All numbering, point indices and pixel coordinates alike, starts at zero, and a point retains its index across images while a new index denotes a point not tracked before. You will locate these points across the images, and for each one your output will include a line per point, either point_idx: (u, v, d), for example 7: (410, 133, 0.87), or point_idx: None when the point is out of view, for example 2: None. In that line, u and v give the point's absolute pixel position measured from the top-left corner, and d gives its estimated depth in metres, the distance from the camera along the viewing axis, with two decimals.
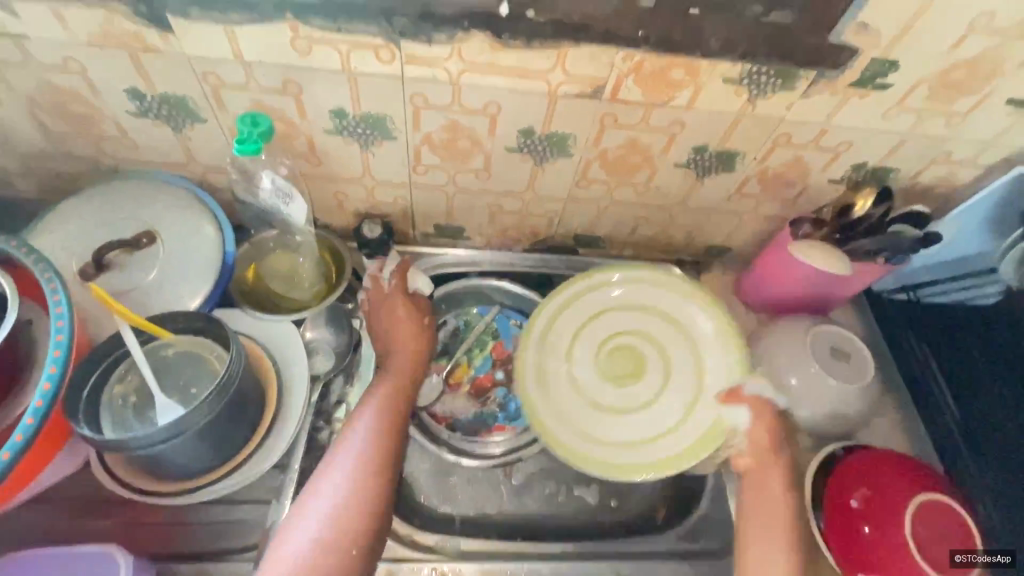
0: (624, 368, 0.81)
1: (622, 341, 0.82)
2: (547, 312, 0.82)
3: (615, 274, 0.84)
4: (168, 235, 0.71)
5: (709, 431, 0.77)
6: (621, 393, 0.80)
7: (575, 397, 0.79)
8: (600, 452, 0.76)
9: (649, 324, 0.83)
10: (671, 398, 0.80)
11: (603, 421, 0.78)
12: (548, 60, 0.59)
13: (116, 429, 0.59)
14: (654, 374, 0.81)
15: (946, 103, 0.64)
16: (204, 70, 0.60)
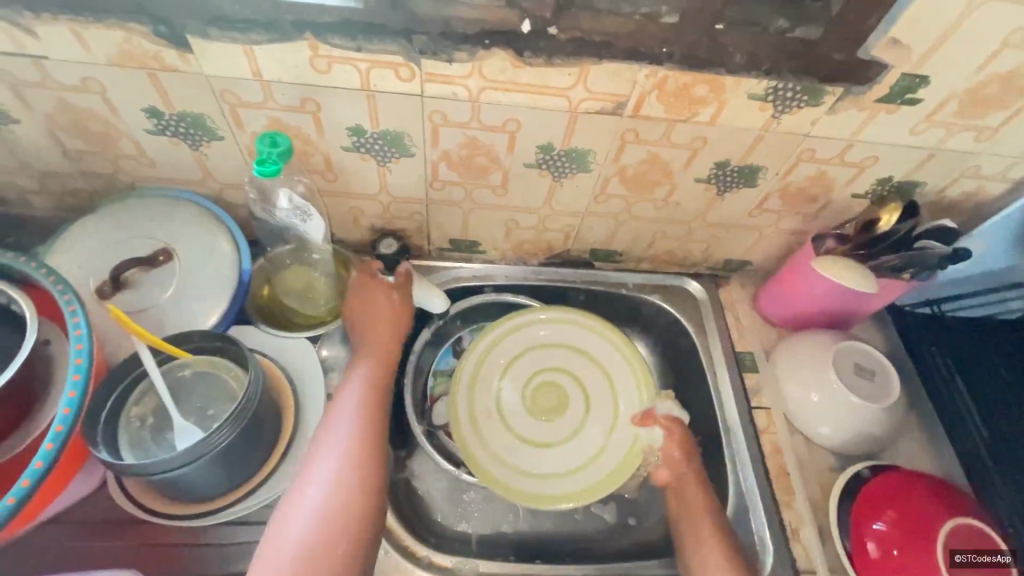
0: (550, 401, 0.82)
1: (549, 375, 0.83)
2: (475, 350, 0.83)
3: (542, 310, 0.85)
4: (185, 252, 0.70)
5: (629, 459, 0.77)
6: (549, 425, 0.81)
7: (506, 432, 0.79)
8: (532, 486, 0.76)
9: (577, 359, 0.84)
10: (593, 431, 0.80)
11: (531, 452, 0.79)
12: (570, 77, 0.58)
13: (134, 452, 0.58)
14: (578, 407, 0.82)
15: (976, 118, 0.62)
16: (223, 89, 0.60)
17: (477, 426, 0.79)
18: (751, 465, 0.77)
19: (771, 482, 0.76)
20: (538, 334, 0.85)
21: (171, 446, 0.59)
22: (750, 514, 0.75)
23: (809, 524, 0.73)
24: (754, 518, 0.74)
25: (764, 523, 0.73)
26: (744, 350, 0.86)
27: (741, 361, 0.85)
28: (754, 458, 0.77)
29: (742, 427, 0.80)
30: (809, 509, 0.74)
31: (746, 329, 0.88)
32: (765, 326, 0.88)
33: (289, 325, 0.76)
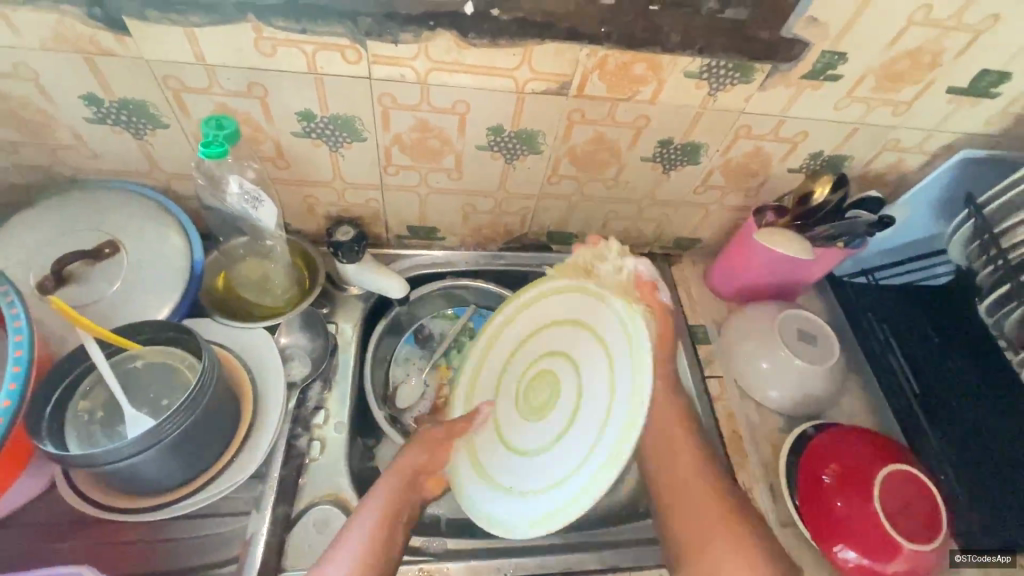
0: (546, 394, 0.69)
1: (540, 367, 0.71)
2: (479, 349, 0.80)
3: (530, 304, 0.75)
4: (132, 244, 0.69)
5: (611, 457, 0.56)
6: (541, 424, 0.67)
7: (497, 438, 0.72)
8: (503, 507, 0.65)
9: (565, 341, 0.70)
10: (584, 425, 0.61)
11: (515, 463, 0.67)
12: (515, 57, 0.60)
13: (83, 446, 0.57)
14: (566, 400, 0.66)
15: (891, 93, 0.67)
16: (165, 74, 0.59)
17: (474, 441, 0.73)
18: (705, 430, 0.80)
19: (725, 446, 0.80)
20: (539, 320, 0.74)
21: (122, 437, 0.57)
22: None
23: (761, 483, 0.77)
24: None
25: None
26: (697, 324, 0.90)
27: (693, 334, 0.89)
28: (709, 424, 0.81)
29: (697, 396, 0.83)
30: (761, 469, 0.78)
31: (698, 304, 0.92)
32: (716, 300, 0.92)
33: (246, 316, 0.75)
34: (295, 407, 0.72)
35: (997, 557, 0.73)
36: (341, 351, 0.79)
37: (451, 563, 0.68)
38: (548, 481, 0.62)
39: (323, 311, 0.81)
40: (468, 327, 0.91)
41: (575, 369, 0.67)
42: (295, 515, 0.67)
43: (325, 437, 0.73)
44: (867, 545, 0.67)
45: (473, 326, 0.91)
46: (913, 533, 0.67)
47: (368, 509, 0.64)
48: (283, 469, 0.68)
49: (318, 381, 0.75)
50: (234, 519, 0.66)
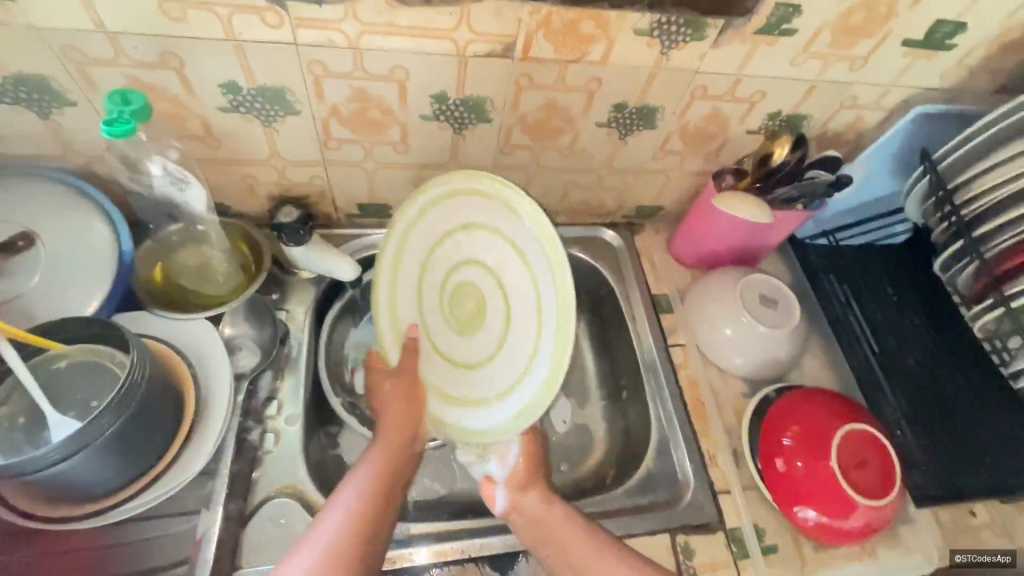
0: (447, 297, 0.72)
1: (461, 274, 0.71)
2: (384, 283, 0.71)
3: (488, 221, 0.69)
4: (50, 235, 0.64)
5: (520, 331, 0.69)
6: (477, 337, 0.72)
7: (437, 358, 0.72)
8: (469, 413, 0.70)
9: (490, 250, 0.69)
10: (519, 324, 0.68)
11: (484, 370, 0.71)
12: (451, 17, 0.56)
13: (4, 455, 0.52)
14: (496, 306, 0.70)
15: (849, 47, 0.65)
16: (64, 44, 0.53)
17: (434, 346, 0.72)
18: (670, 398, 0.80)
19: (688, 413, 0.80)
20: (449, 222, 0.70)
21: (48, 442, 0.53)
22: (673, 446, 0.78)
23: (725, 448, 0.78)
24: (676, 450, 0.77)
25: (685, 453, 0.77)
26: (660, 293, 0.89)
27: (657, 303, 0.88)
28: (674, 394, 0.80)
29: (664, 365, 0.82)
30: (724, 435, 0.79)
31: (662, 272, 0.91)
32: (679, 268, 0.91)
33: (188, 307, 0.71)
34: (244, 399, 0.69)
35: (998, 557, 0.74)
36: (294, 340, 0.76)
37: (416, 547, 0.66)
38: (505, 384, 0.68)
39: (272, 298, 0.78)
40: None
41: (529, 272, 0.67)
42: (249, 510, 0.65)
43: (279, 429, 0.70)
44: (824, 503, 0.68)
45: None
46: (869, 488, 0.68)
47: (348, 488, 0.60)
48: (234, 464, 0.65)
49: (269, 370, 0.72)
50: (185, 518, 0.63)
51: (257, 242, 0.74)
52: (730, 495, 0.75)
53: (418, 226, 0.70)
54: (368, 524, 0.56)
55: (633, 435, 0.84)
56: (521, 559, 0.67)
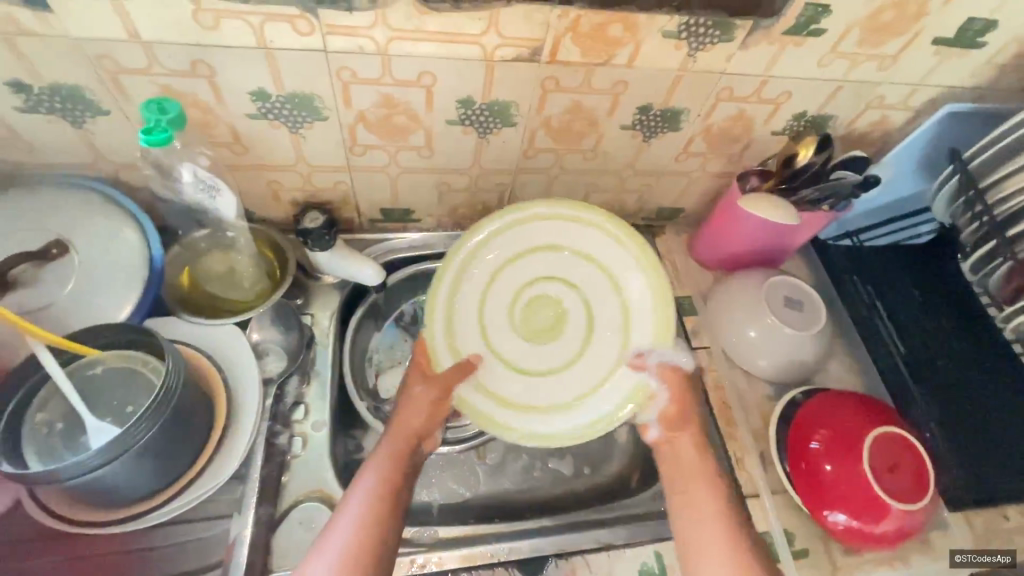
0: (524, 314, 0.75)
1: (539, 289, 0.75)
2: (443, 293, 0.72)
3: (580, 244, 0.75)
4: (82, 242, 0.64)
5: (621, 333, 0.74)
6: (551, 348, 0.74)
7: (507, 369, 0.73)
8: (537, 423, 0.71)
9: (571, 271, 0.75)
10: (603, 335, 0.74)
11: (546, 381, 0.73)
12: (480, 22, 0.56)
13: (43, 460, 0.53)
14: (578, 320, 0.75)
15: (877, 46, 0.65)
16: (98, 54, 0.54)
17: (495, 353, 0.73)
18: None
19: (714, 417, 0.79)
20: (522, 245, 0.74)
21: (85, 448, 0.53)
22: None
23: (751, 452, 0.77)
24: None
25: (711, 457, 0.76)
26: (683, 296, 0.88)
27: (679, 306, 0.87)
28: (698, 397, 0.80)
29: None
30: (750, 438, 0.78)
31: (684, 274, 0.90)
32: (701, 270, 0.91)
33: (215, 313, 0.71)
34: (272, 403, 0.69)
35: (998, 557, 0.72)
36: (319, 344, 0.76)
37: (444, 552, 0.66)
38: (583, 390, 0.73)
39: (296, 303, 0.78)
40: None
41: (617, 295, 0.74)
42: (278, 514, 0.65)
43: (307, 433, 0.70)
44: (857, 507, 0.68)
45: None
46: (901, 492, 0.67)
47: (360, 490, 0.60)
48: (263, 468, 0.66)
49: (295, 376, 0.72)
50: (217, 522, 0.63)
51: (283, 247, 0.74)
52: (758, 499, 0.74)
53: (490, 245, 0.74)
54: (375, 536, 0.56)
55: None
56: (549, 562, 0.67)
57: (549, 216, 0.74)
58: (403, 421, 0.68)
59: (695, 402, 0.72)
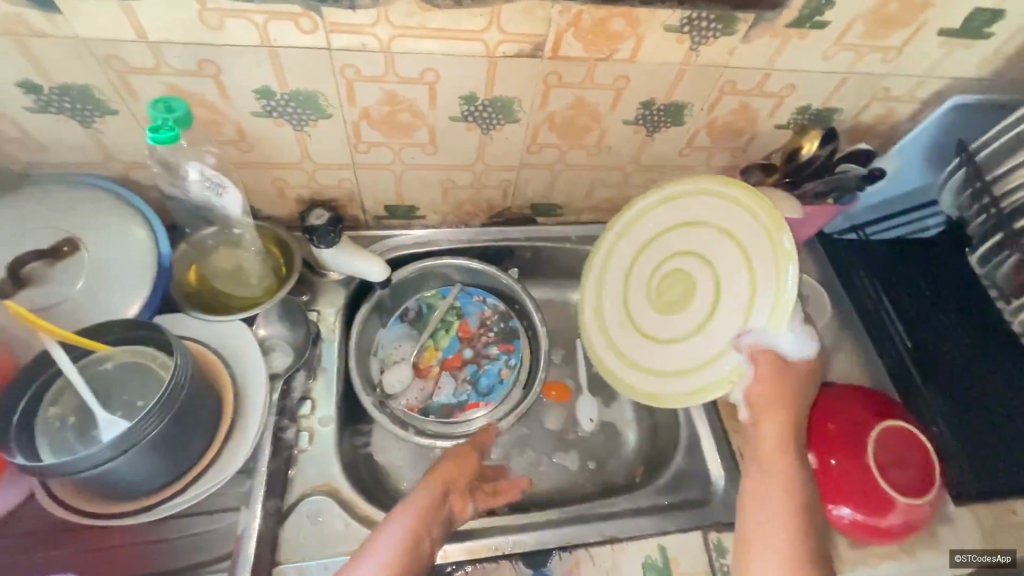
0: (660, 284, 0.76)
1: (674, 263, 0.75)
2: (592, 278, 0.82)
3: (715, 212, 0.71)
4: (93, 240, 0.66)
5: (747, 308, 0.67)
6: (676, 317, 0.74)
7: (636, 335, 0.78)
8: (656, 385, 0.74)
9: (704, 243, 0.72)
10: (727, 313, 0.69)
11: (671, 348, 0.74)
12: (482, 19, 0.56)
13: (56, 454, 0.54)
14: (706, 295, 0.72)
15: (881, 38, 0.64)
16: (107, 54, 0.55)
17: (636, 321, 0.78)
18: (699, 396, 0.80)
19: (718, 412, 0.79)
20: (664, 221, 0.76)
21: (97, 441, 0.54)
22: (702, 443, 0.77)
23: None
24: (705, 448, 0.77)
25: (715, 452, 0.76)
26: None
27: None
28: None
29: None
30: None
31: None
32: None
33: (222, 308, 0.72)
34: (279, 398, 0.71)
35: (998, 557, 0.71)
36: (325, 340, 0.78)
37: (449, 545, 0.67)
38: (700, 362, 0.71)
39: (302, 299, 0.79)
40: (453, 306, 0.88)
41: (748, 270, 0.68)
42: (286, 507, 0.66)
43: (313, 428, 0.72)
44: (860, 501, 0.67)
45: (460, 305, 0.88)
46: (905, 486, 0.67)
47: (398, 523, 0.60)
48: (271, 463, 0.67)
49: (301, 370, 0.73)
50: (224, 515, 0.64)
51: (289, 243, 0.75)
52: None
53: (636, 225, 0.78)
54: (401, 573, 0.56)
55: (661, 433, 0.84)
56: (553, 556, 0.67)
57: (685, 192, 0.74)
58: (441, 467, 0.68)
59: (790, 390, 0.65)
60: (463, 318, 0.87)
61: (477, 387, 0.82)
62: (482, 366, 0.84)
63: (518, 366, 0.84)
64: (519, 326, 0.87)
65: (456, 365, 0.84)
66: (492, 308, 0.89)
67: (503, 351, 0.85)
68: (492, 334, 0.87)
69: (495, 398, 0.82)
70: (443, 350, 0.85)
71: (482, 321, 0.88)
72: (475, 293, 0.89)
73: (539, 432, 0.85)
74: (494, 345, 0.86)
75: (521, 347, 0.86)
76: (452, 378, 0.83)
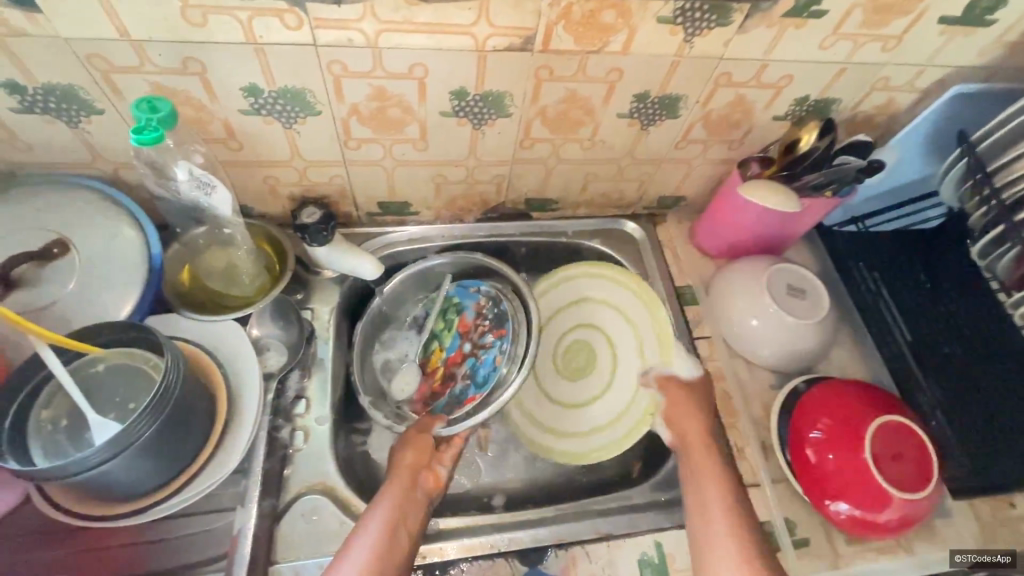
0: (565, 357, 0.85)
1: (575, 338, 0.85)
2: None
3: (607, 285, 0.85)
4: (82, 241, 0.65)
5: (641, 355, 0.81)
6: (581, 385, 0.83)
7: (551, 404, 0.82)
8: (570, 446, 0.79)
9: (603, 317, 0.85)
10: (625, 369, 0.81)
11: (582, 414, 0.81)
12: (470, 12, 0.55)
13: (48, 457, 0.54)
14: (605, 361, 0.83)
15: (881, 27, 0.63)
16: (89, 53, 0.54)
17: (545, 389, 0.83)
18: None
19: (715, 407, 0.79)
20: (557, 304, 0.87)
21: (89, 444, 0.54)
22: None
23: (753, 442, 0.77)
24: None
25: None
26: (684, 285, 0.88)
27: (680, 295, 0.87)
28: None
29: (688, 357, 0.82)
30: (752, 427, 0.78)
31: (685, 263, 0.89)
32: (703, 258, 0.90)
33: (216, 308, 0.72)
34: (273, 397, 0.71)
35: (998, 557, 0.71)
36: (319, 339, 0.77)
37: (446, 543, 0.67)
38: (612, 419, 0.79)
39: (297, 298, 0.79)
40: (452, 302, 0.85)
41: (631, 326, 0.83)
42: (282, 506, 0.66)
43: (309, 426, 0.72)
44: (857, 496, 0.67)
45: (457, 299, 0.84)
46: (904, 483, 0.67)
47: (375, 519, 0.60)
48: (266, 462, 0.67)
49: (295, 370, 0.73)
50: (220, 515, 0.64)
51: (283, 242, 0.75)
52: (759, 488, 0.74)
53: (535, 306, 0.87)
54: (391, 565, 0.57)
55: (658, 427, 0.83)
56: (550, 553, 0.67)
57: (582, 274, 0.86)
58: (402, 459, 0.67)
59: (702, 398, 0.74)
60: (461, 312, 0.83)
61: (475, 380, 0.78)
62: (479, 357, 0.79)
63: (511, 347, 0.77)
64: (510, 305, 0.80)
65: (457, 362, 0.80)
66: (486, 294, 0.83)
67: (497, 338, 0.79)
68: (487, 322, 0.81)
69: (489, 388, 0.76)
70: (446, 349, 0.82)
71: (479, 311, 0.83)
72: (469, 284, 0.85)
73: None
74: (489, 332, 0.80)
75: (513, 329, 0.79)
76: (452, 377, 0.80)
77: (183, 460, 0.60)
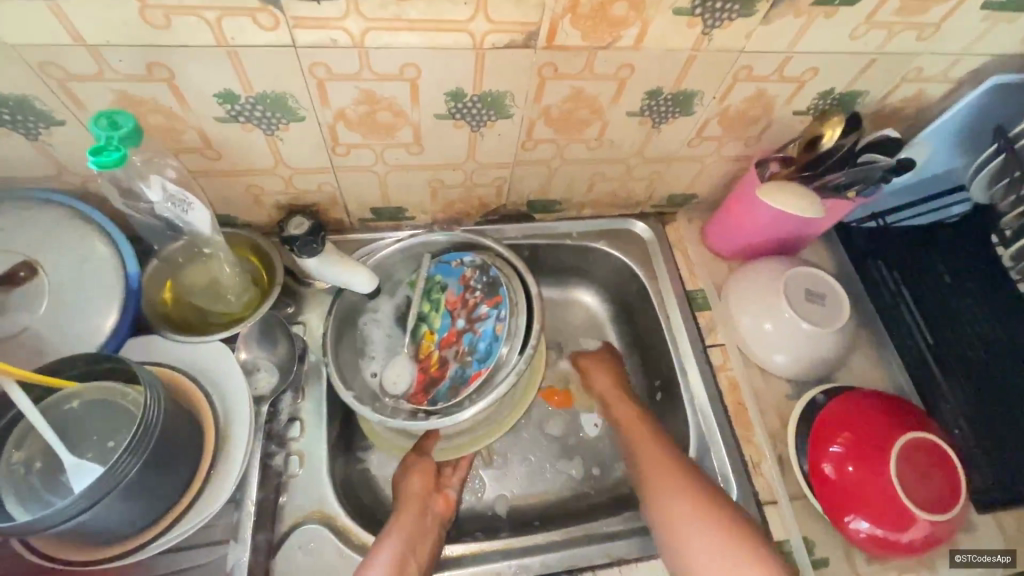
0: None
1: None
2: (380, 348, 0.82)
3: None
4: (51, 262, 0.60)
5: None
6: None
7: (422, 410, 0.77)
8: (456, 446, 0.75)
9: None
10: None
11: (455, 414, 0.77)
12: (466, 7, 0.49)
13: (22, 503, 0.50)
14: None
15: (919, 13, 0.57)
16: (42, 61, 0.48)
17: None
18: (709, 404, 0.76)
19: (729, 418, 0.76)
20: None
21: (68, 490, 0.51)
22: (711, 452, 0.74)
23: (768, 455, 0.73)
24: (716, 458, 0.73)
25: (726, 462, 0.73)
26: (695, 288, 0.83)
27: (691, 299, 0.82)
28: (711, 397, 0.76)
29: (700, 366, 0.78)
30: (767, 440, 0.74)
31: (696, 265, 0.85)
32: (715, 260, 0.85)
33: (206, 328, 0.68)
34: (266, 421, 0.67)
35: (998, 557, 0.68)
36: (313, 353, 0.73)
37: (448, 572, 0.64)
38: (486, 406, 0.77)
39: (286, 312, 0.75)
40: (435, 281, 0.75)
41: None
42: (278, 537, 0.64)
43: (303, 450, 0.69)
44: (879, 516, 0.64)
45: (440, 275, 0.75)
46: (931, 502, 0.64)
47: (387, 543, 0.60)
48: (260, 491, 0.64)
49: (288, 392, 0.70)
50: (211, 549, 0.61)
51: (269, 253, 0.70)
52: (776, 506, 0.71)
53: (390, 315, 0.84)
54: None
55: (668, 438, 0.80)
56: None
57: None
58: (411, 486, 0.67)
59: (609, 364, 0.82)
60: (448, 288, 0.74)
61: (476, 354, 0.69)
62: (477, 329, 0.70)
63: (510, 318, 0.70)
64: (502, 273, 0.72)
65: (451, 342, 0.71)
66: (471, 266, 0.74)
67: (492, 307, 0.71)
68: (478, 293, 0.72)
69: (494, 359, 0.68)
70: (437, 331, 0.72)
71: (466, 284, 0.74)
72: (451, 259, 0.76)
73: (540, 439, 0.81)
74: (482, 303, 0.71)
75: (509, 295, 0.70)
76: (450, 356, 0.71)
77: (170, 496, 0.56)
